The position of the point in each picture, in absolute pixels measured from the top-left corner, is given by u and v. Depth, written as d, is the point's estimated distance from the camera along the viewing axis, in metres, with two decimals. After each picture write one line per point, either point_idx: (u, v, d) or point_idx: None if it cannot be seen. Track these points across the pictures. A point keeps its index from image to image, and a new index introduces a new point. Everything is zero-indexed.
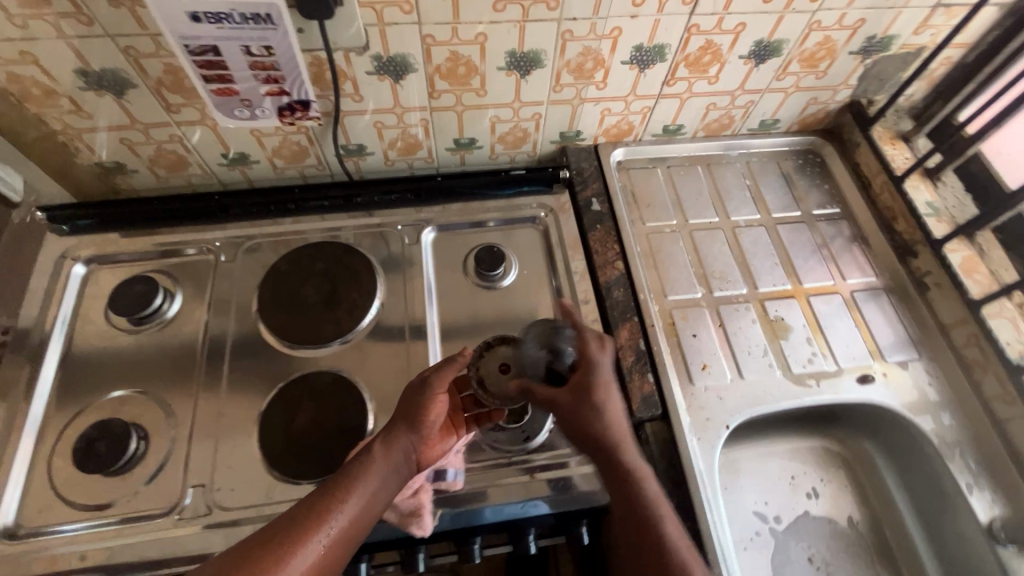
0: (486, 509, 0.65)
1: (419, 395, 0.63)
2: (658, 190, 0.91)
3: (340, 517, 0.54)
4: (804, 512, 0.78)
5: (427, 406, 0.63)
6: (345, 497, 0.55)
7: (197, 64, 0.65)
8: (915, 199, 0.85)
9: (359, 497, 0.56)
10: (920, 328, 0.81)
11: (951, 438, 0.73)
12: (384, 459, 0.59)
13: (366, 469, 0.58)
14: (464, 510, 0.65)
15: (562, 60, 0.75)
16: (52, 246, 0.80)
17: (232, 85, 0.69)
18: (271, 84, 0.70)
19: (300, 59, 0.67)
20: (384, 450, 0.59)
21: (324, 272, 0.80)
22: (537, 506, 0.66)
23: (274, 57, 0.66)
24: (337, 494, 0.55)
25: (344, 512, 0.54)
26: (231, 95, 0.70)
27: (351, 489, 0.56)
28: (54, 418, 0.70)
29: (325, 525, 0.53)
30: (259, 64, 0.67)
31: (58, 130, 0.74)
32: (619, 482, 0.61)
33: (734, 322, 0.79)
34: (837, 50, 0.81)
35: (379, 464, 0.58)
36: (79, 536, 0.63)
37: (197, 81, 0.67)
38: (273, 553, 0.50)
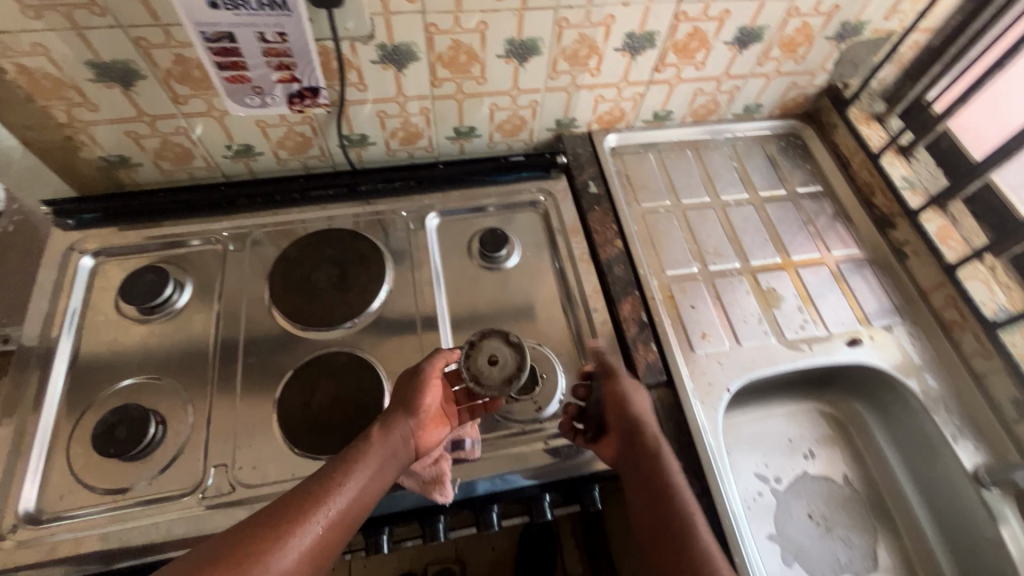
0: (479, 483, 0.68)
1: (414, 381, 0.65)
2: (651, 173, 0.95)
3: (339, 498, 0.54)
4: (803, 472, 0.82)
5: (421, 392, 0.64)
6: (346, 477, 0.56)
7: (213, 51, 0.67)
8: (892, 174, 0.91)
9: (359, 478, 0.57)
10: (901, 294, 0.86)
11: (935, 393, 0.78)
12: (383, 442, 0.60)
13: (365, 451, 0.59)
14: (460, 482, 0.67)
15: (558, 47, 0.79)
16: (58, 240, 0.81)
17: (245, 72, 0.71)
18: (283, 71, 0.72)
19: (312, 46, 0.69)
20: (383, 433, 0.60)
21: (332, 258, 0.81)
22: (513, 479, 0.68)
23: (287, 44, 0.69)
24: (339, 474, 0.56)
25: (344, 492, 0.55)
26: (243, 82, 0.72)
27: (351, 470, 0.57)
28: (69, 407, 0.70)
29: (326, 505, 0.53)
30: (272, 51, 0.69)
31: (64, 123, 0.74)
32: (648, 462, 0.63)
33: (729, 294, 0.83)
34: (814, 36, 0.86)
35: (378, 446, 0.59)
36: (102, 519, 0.63)
37: (210, 69, 0.69)
38: (274, 530, 0.50)
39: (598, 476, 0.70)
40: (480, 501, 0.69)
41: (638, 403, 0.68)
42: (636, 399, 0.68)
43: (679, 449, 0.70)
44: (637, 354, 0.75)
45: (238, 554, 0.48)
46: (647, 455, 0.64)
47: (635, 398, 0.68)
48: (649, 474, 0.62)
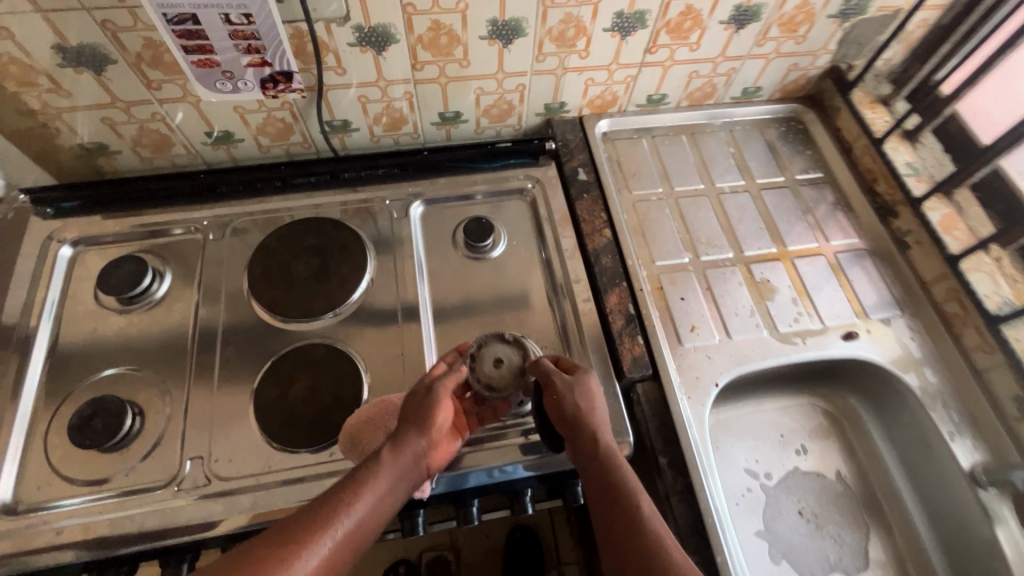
0: (474, 475, 0.66)
1: (427, 399, 0.62)
2: (644, 159, 0.92)
3: (346, 520, 0.51)
4: (794, 468, 0.80)
5: (435, 409, 0.61)
6: (354, 497, 0.53)
7: (176, 34, 0.66)
8: (895, 160, 0.87)
9: (369, 500, 0.53)
10: (901, 286, 0.82)
11: (933, 389, 0.75)
12: (394, 462, 0.57)
13: (376, 470, 0.55)
14: (454, 475, 0.66)
15: (544, 28, 0.76)
16: (37, 229, 0.80)
17: (213, 57, 0.69)
18: (253, 55, 0.70)
19: (281, 29, 0.67)
20: (394, 452, 0.57)
21: (312, 247, 0.80)
22: (515, 470, 0.67)
23: (254, 25, 0.66)
24: (345, 494, 0.53)
25: (353, 514, 0.52)
26: (212, 66, 0.70)
27: (360, 490, 0.53)
28: (48, 397, 0.70)
29: (333, 527, 0.50)
30: (239, 33, 0.67)
31: (37, 110, 0.73)
32: (591, 469, 0.58)
33: (721, 285, 0.80)
34: (815, 14, 0.82)
35: (389, 467, 0.56)
36: (77, 511, 0.63)
37: (177, 53, 0.68)
38: (278, 555, 0.47)
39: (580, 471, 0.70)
40: (461, 495, 0.68)
41: (569, 404, 0.62)
42: (570, 399, 0.62)
43: (664, 445, 0.68)
44: (623, 347, 0.73)
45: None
46: (591, 462, 0.59)
47: (568, 398, 0.62)
48: (597, 483, 0.58)
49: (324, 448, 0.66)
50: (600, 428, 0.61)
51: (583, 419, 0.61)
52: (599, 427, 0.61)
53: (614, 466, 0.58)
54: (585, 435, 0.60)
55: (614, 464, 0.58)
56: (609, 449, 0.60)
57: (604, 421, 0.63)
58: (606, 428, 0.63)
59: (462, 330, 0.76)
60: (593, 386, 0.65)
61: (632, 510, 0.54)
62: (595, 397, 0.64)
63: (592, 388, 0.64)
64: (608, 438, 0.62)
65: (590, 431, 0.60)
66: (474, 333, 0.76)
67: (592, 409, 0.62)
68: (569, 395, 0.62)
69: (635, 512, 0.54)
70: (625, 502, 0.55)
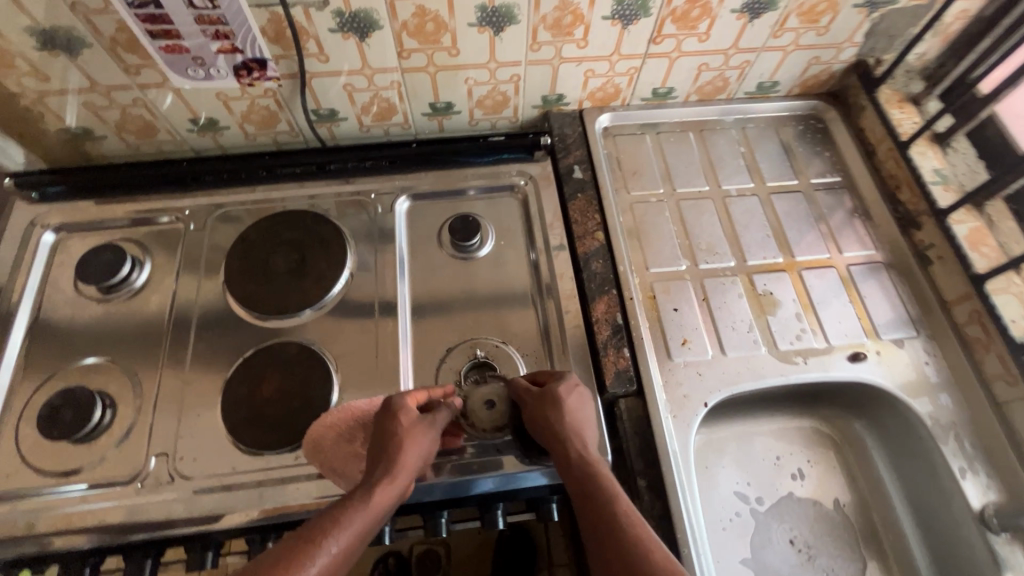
0: (488, 480, 0.64)
1: (415, 425, 0.58)
2: (646, 157, 0.87)
3: (337, 550, 0.47)
4: (788, 494, 0.75)
5: (421, 435, 0.58)
6: (346, 526, 0.49)
7: (140, 17, 0.64)
8: (921, 166, 0.79)
9: (362, 530, 0.50)
10: (919, 304, 0.76)
11: (946, 420, 0.69)
12: (389, 490, 0.53)
13: (369, 499, 0.52)
14: (463, 480, 0.64)
15: (537, 15, 0.70)
16: (22, 213, 0.80)
17: (181, 43, 0.68)
18: (222, 41, 0.68)
19: (249, 14, 0.65)
20: (386, 479, 0.54)
21: (292, 241, 0.78)
22: (530, 477, 0.65)
23: (219, 10, 0.64)
24: (337, 523, 0.49)
25: (346, 545, 0.48)
26: (180, 53, 0.69)
27: (351, 518, 0.49)
28: (22, 384, 0.70)
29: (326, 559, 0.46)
30: (205, 18, 0.65)
31: (18, 93, 0.73)
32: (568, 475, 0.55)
33: (719, 297, 0.75)
34: (839, 4, 0.74)
35: (383, 497, 0.53)
36: (42, 501, 0.62)
37: (144, 39, 0.67)
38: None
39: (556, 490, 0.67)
40: (430, 506, 0.65)
41: (540, 415, 0.59)
42: (540, 412, 0.59)
43: (644, 467, 0.64)
44: (607, 360, 0.69)
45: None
46: (569, 468, 0.55)
47: (537, 409, 0.59)
48: (578, 489, 0.54)
49: (288, 452, 0.64)
50: (577, 433, 0.58)
51: (556, 426, 0.58)
52: (574, 433, 0.58)
53: (594, 469, 0.54)
54: (562, 441, 0.57)
55: (592, 468, 0.54)
56: (588, 454, 0.56)
57: (585, 426, 0.59)
58: (587, 432, 0.59)
59: (440, 334, 0.73)
60: (571, 392, 0.61)
61: (614, 513, 0.50)
62: (573, 402, 0.60)
63: (566, 395, 0.60)
64: (588, 442, 0.58)
65: (566, 436, 0.57)
66: (452, 337, 0.73)
67: (571, 414, 0.59)
68: (539, 408, 0.59)
69: (617, 516, 0.50)
70: (605, 505, 0.51)
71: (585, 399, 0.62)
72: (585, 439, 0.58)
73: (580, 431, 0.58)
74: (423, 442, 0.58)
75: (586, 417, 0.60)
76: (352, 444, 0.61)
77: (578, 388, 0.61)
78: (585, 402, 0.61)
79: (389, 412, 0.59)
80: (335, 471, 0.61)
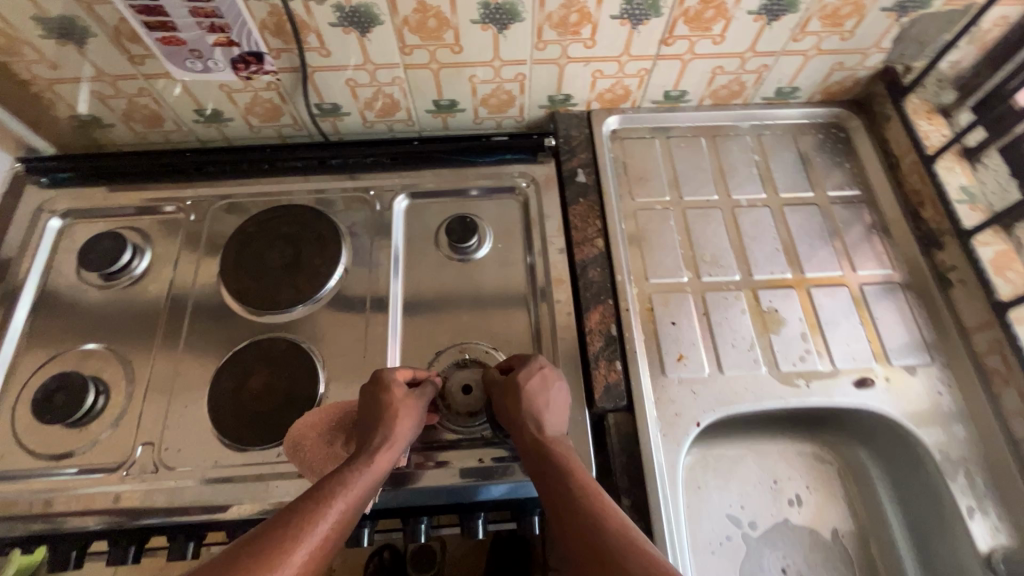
0: (500, 486, 0.62)
1: (404, 397, 0.61)
2: (654, 162, 0.84)
3: (343, 508, 0.50)
4: (784, 520, 0.71)
5: (411, 406, 0.60)
6: (349, 488, 0.52)
7: (136, 10, 0.65)
8: (947, 183, 0.75)
9: (365, 492, 0.53)
10: (936, 329, 0.71)
11: (956, 454, 0.65)
12: (387, 457, 0.56)
13: (368, 466, 0.55)
14: (471, 484, 0.62)
15: (543, 13, 0.68)
16: (32, 198, 0.82)
17: (177, 35, 0.68)
18: (218, 33, 0.68)
19: (242, 6, 0.65)
20: (384, 447, 0.57)
21: (289, 236, 0.78)
22: None
23: (213, 3, 0.65)
24: (341, 487, 0.52)
25: (352, 505, 0.51)
26: (178, 45, 0.69)
27: (353, 482, 0.53)
28: (22, 366, 0.72)
29: (335, 516, 0.49)
30: (200, 11, 0.65)
31: (29, 80, 0.74)
32: (535, 455, 0.56)
33: (720, 312, 0.72)
34: (866, 7, 0.70)
35: (382, 463, 0.56)
36: (32, 484, 0.64)
37: (140, 30, 0.67)
38: (277, 544, 0.45)
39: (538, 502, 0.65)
40: (410, 511, 0.64)
41: (502, 406, 0.60)
42: (505, 398, 0.60)
43: (628, 485, 0.62)
44: (597, 372, 0.67)
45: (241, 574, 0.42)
46: (530, 450, 0.57)
47: (506, 395, 0.60)
48: (538, 468, 0.56)
49: (273, 447, 0.64)
50: (540, 416, 0.59)
51: (522, 411, 0.58)
52: (538, 416, 0.59)
53: (551, 448, 0.56)
54: (522, 426, 0.58)
55: (552, 446, 0.57)
56: (549, 436, 0.58)
57: (551, 409, 0.60)
58: (553, 416, 0.60)
59: (430, 336, 0.72)
60: (537, 374, 0.61)
61: (571, 481, 0.52)
62: (539, 386, 0.61)
63: (526, 380, 0.60)
64: (552, 425, 0.59)
65: (529, 420, 0.58)
66: (442, 340, 0.72)
67: (542, 399, 0.60)
68: (503, 398, 0.60)
69: (572, 484, 0.52)
70: (561, 476, 0.53)
71: (550, 381, 0.62)
72: (550, 425, 0.59)
73: (546, 413, 0.59)
74: (415, 413, 0.60)
75: (550, 399, 0.60)
76: (333, 445, 0.61)
77: (542, 371, 0.62)
78: (548, 384, 0.61)
79: (376, 386, 0.61)
80: (316, 472, 0.60)
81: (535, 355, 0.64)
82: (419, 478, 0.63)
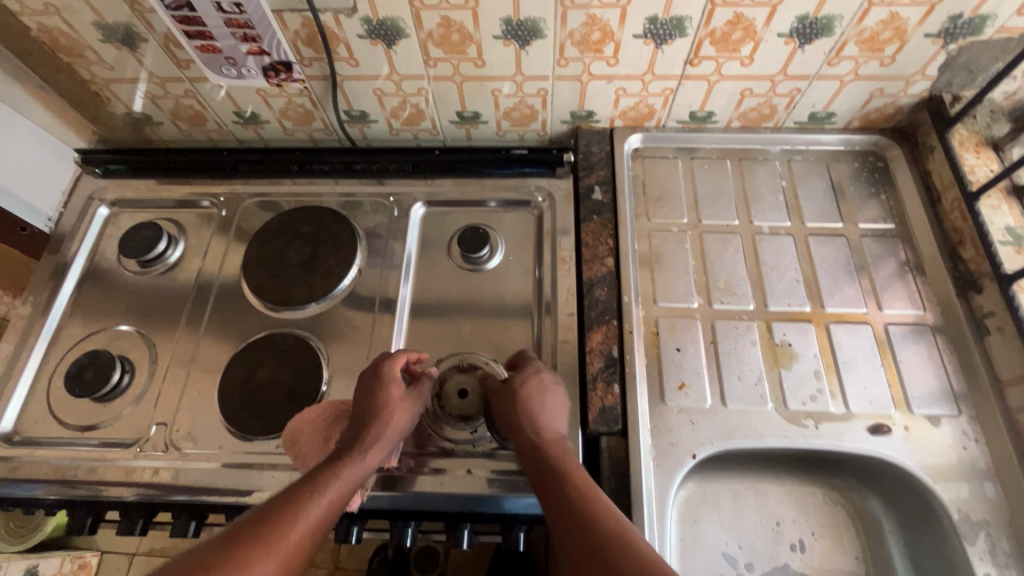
0: (519, 501, 0.62)
1: (404, 394, 0.62)
2: (675, 183, 0.82)
3: (339, 493, 0.52)
4: (783, 565, 0.68)
5: (409, 403, 0.61)
6: (347, 475, 0.53)
7: (176, 19, 0.70)
8: (991, 222, 0.69)
9: (365, 472, 0.55)
10: (967, 379, 0.66)
11: (977, 516, 0.60)
12: (386, 442, 0.58)
13: (367, 454, 0.56)
14: (483, 496, 0.62)
15: (564, 31, 0.68)
16: (86, 186, 0.89)
17: (213, 43, 0.73)
18: (250, 43, 0.72)
19: (271, 18, 0.69)
20: (385, 433, 0.58)
21: (309, 235, 0.81)
22: None
23: (246, 15, 0.68)
24: (343, 468, 0.54)
25: (350, 484, 0.53)
26: (214, 53, 0.74)
27: (349, 470, 0.54)
28: (61, 341, 0.78)
29: (334, 494, 0.51)
30: (234, 22, 0.69)
31: (89, 79, 0.82)
32: (531, 458, 0.56)
33: (729, 342, 0.70)
34: (907, 32, 0.67)
35: (378, 451, 0.57)
36: (60, 452, 0.69)
37: (182, 39, 0.72)
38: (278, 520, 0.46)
39: (527, 519, 0.63)
40: (399, 516, 0.64)
41: (501, 404, 0.60)
42: (502, 399, 0.60)
43: None
44: (593, 394, 0.66)
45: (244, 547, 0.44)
46: (530, 452, 0.56)
47: (505, 395, 0.60)
48: (536, 471, 0.54)
49: (274, 439, 0.67)
50: (535, 419, 0.59)
51: (517, 413, 0.59)
52: (536, 421, 0.58)
53: (555, 453, 0.55)
54: (519, 430, 0.58)
55: (552, 450, 0.56)
56: (553, 441, 0.57)
57: (545, 411, 0.60)
58: (551, 418, 0.60)
59: (432, 343, 0.73)
60: (534, 383, 0.61)
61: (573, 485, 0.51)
62: (535, 389, 0.61)
63: (524, 381, 0.61)
64: (552, 429, 0.59)
65: (523, 424, 0.58)
66: (445, 348, 0.72)
67: (539, 404, 0.60)
68: (501, 400, 0.61)
69: (576, 490, 0.51)
70: (563, 479, 0.52)
71: (547, 384, 0.62)
72: (549, 426, 0.59)
73: (541, 417, 0.59)
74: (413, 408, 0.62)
75: (549, 401, 0.61)
76: (327, 442, 0.63)
77: (541, 375, 0.63)
78: (545, 387, 0.62)
79: (382, 378, 0.62)
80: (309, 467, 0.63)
81: (533, 361, 0.65)
82: (408, 484, 0.63)
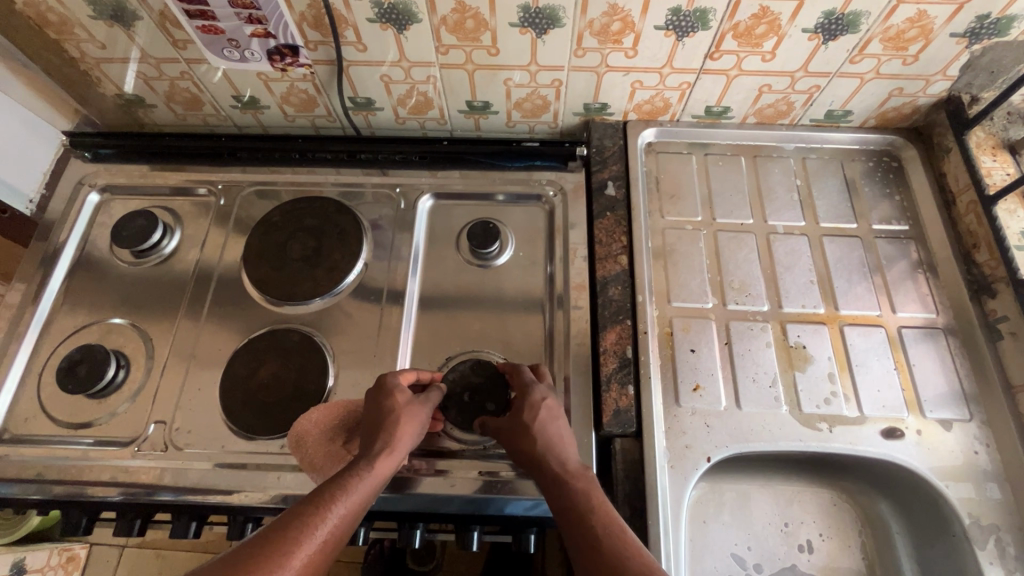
0: (527, 502, 0.61)
1: (407, 401, 0.59)
2: (689, 180, 0.80)
3: (358, 499, 0.49)
4: (792, 566, 0.68)
5: (417, 408, 0.59)
6: (365, 480, 0.51)
7: None
8: (1007, 226, 0.69)
9: (393, 467, 0.54)
10: (978, 382, 0.67)
11: (988, 521, 0.61)
12: (411, 435, 0.57)
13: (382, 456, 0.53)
14: (494, 498, 0.61)
15: (584, 20, 0.66)
16: (75, 171, 0.85)
17: (216, 23, 0.69)
18: (255, 25, 0.69)
19: None
20: (403, 435, 0.56)
21: (312, 228, 0.78)
22: None
23: None
24: (374, 461, 0.53)
25: (372, 488, 0.51)
26: (216, 34, 0.71)
27: (370, 474, 0.52)
28: (51, 334, 0.74)
29: (366, 488, 0.51)
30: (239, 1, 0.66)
31: (77, 58, 0.77)
32: (551, 487, 0.54)
33: (744, 342, 0.69)
34: (934, 31, 0.65)
35: (397, 454, 0.55)
36: (53, 450, 0.66)
37: (182, 18, 0.69)
38: (317, 513, 0.46)
39: (538, 521, 0.62)
40: (408, 517, 0.62)
41: (511, 447, 0.58)
42: (506, 448, 0.59)
43: (629, 515, 0.61)
44: (608, 395, 0.65)
45: (274, 546, 0.43)
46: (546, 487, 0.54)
47: (518, 426, 0.58)
48: (558, 497, 0.53)
49: (277, 440, 0.65)
50: (541, 454, 0.56)
51: (525, 446, 0.57)
52: (540, 456, 0.56)
53: (566, 482, 0.53)
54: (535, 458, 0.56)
55: (567, 481, 0.53)
56: (565, 469, 0.55)
57: (564, 441, 0.58)
58: (563, 447, 0.57)
59: (440, 341, 0.71)
60: (532, 421, 0.58)
61: (586, 517, 0.50)
62: (536, 424, 0.58)
63: (533, 419, 0.58)
64: (566, 459, 0.56)
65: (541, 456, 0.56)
66: (454, 345, 0.70)
67: (554, 436, 0.58)
68: (512, 439, 0.58)
69: (588, 523, 0.49)
70: (575, 509, 0.51)
71: (556, 413, 0.59)
72: (559, 457, 0.56)
73: (562, 445, 0.57)
74: (425, 409, 0.60)
75: (559, 433, 0.58)
76: (335, 442, 0.62)
77: (547, 404, 0.59)
78: (554, 417, 0.59)
79: (381, 388, 0.59)
80: (317, 470, 0.61)
81: (538, 385, 0.61)
82: (419, 485, 0.62)
